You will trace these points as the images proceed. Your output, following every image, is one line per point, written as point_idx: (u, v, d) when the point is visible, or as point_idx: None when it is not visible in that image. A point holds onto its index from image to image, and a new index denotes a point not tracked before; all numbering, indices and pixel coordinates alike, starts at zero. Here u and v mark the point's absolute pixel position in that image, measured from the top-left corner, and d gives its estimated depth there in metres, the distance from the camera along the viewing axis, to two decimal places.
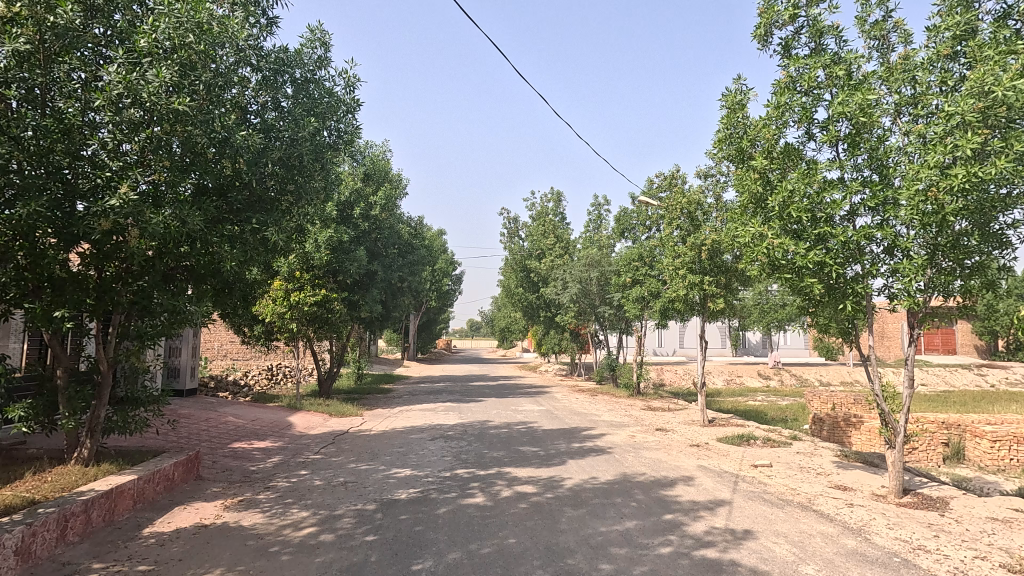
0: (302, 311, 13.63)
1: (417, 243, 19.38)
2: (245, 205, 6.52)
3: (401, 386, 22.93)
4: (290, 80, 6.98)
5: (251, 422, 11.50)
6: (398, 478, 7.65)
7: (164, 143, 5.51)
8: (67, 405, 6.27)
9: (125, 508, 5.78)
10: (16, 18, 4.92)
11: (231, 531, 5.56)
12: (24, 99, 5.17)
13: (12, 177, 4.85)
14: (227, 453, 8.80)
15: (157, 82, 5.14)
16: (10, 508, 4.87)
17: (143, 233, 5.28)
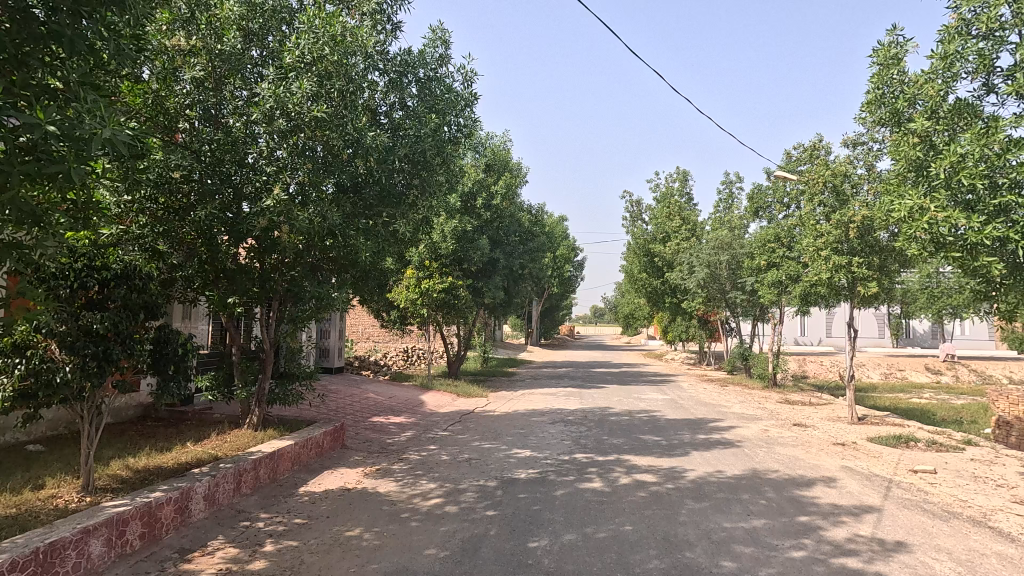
0: (431, 297, 14.54)
1: (538, 231, 19.67)
2: (376, 200, 7.03)
3: (525, 370, 23.59)
4: (413, 80, 7.35)
5: (388, 399, 12.62)
6: (518, 458, 7.92)
7: (308, 147, 6.18)
8: (241, 377, 7.43)
9: (286, 468, 6.67)
10: (194, 50, 5.91)
11: (370, 496, 6.17)
12: (203, 118, 6.11)
13: (195, 185, 5.89)
14: (368, 426, 9.76)
15: (300, 93, 5.76)
16: (200, 462, 5.87)
17: (292, 228, 5.96)
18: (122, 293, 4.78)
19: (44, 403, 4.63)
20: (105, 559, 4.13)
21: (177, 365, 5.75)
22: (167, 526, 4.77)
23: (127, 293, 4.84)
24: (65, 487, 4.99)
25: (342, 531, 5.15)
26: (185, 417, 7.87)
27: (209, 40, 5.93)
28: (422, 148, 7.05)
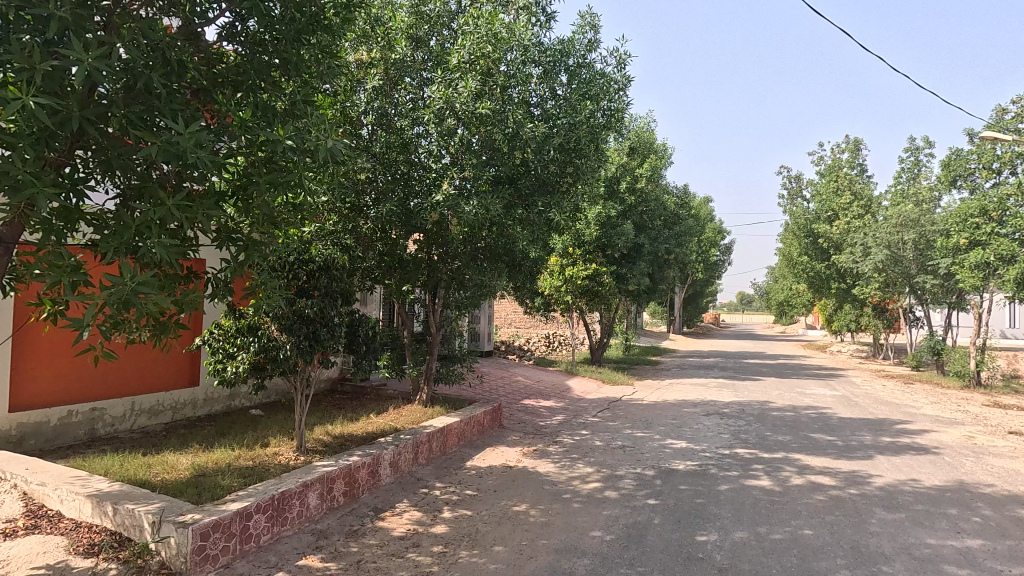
0: (575, 284, 14.62)
1: (684, 214, 18.75)
2: (531, 190, 7.23)
3: (670, 359, 22.79)
4: (564, 69, 7.37)
5: (536, 383, 13.01)
6: (674, 449, 7.71)
7: (471, 143, 6.55)
8: (411, 358, 8.21)
9: (453, 443, 7.22)
10: (373, 62, 6.55)
11: (531, 475, 6.45)
12: (376, 123, 6.68)
13: (375, 185, 6.59)
14: (521, 408, 10.16)
15: (466, 93, 6.13)
16: (384, 432, 6.59)
17: (459, 221, 6.36)
18: (324, 282, 5.48)
19: (269, 374, 5.52)
20: (319, 510, 4.83)
21: (366, 345, 6.49)
22: (363, 487, 5.43)
23: (328, 281, 5.54)
24: (284, 447, 5.93)
25: (509, 506, 5.46)
26: (365, 392, 8.90)
27: (386, 51, 6.55)
28: (575, 135, 7.06)
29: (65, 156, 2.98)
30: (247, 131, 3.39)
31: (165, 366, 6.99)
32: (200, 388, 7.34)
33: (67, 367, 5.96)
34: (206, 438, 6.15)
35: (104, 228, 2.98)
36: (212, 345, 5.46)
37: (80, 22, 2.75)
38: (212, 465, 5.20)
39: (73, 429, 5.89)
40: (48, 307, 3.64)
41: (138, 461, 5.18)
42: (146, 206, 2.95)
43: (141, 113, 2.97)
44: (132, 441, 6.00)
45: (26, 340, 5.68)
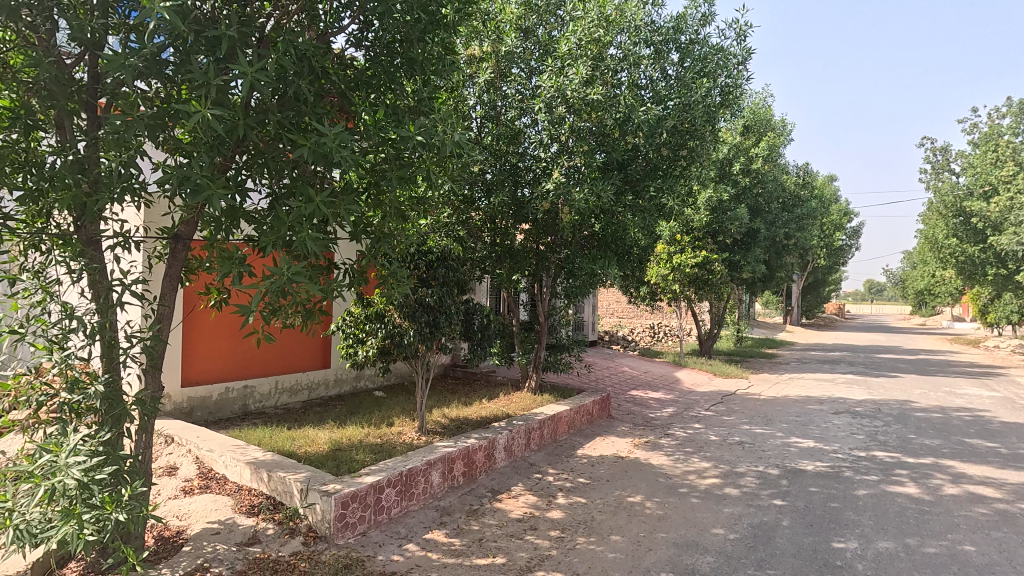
0: (684, 273, 14.02)
1: (805, 195, 17.26)
2: (641, 175, 7.03)
3: (787, 352, 21.22)
4: (676, 47, 6.97)
5: (643, 374, 12.71)
6: (800, 448, 7.18)
7: (581, 130, 6.49)
8: (520, 346, 8.40)
9: (563, 431, 7.26)
10: (484, 56, 6.70)
11: (644, 467, 6.32)
12: (485, 116, 6.83)
13: (486, 177, 6.76)
14: (629, 399, 9.98)
15: (577, 79, 6.09)
16: (497, 417, 6.78)
17: (569, 209, 6.36)
18: (442, 272, 5.73)
19: (394, 358, 5.89)
20: (441, 488, 5.09)
21: (480, 333, 6.71)
22: (479, 469, 5.63)
23: (445, 272, 5.78)
24: (407, 427, 6.31)
25: (624, 496, 5.40)
26: (475, 378, 9.28)
27: (497, 44, 6.64)
28: (690, 116, 6.73)
29: (231, 161, 3.34)
30: (380, 129, 3.62)
31: (302, 349, 7.68)
32: (331, 370, 7.98)
33: (224, 349, 6.75)
34: (338, 416, 6.70)
35: (262, 225, 3.33)
36: (344, 330, 5.92)
37: (243, 40, 3.07)
38: (346, 441, 5.67)
39: (230, 404, 6.68)
40: (215, 295, 4.12)
41: (284, 434, 5.76)
42: (298, 203, 3.24)
43: (293, 119, 3.27)
44: (277, 417, 6.69)
45: (192, 325, 6.49)
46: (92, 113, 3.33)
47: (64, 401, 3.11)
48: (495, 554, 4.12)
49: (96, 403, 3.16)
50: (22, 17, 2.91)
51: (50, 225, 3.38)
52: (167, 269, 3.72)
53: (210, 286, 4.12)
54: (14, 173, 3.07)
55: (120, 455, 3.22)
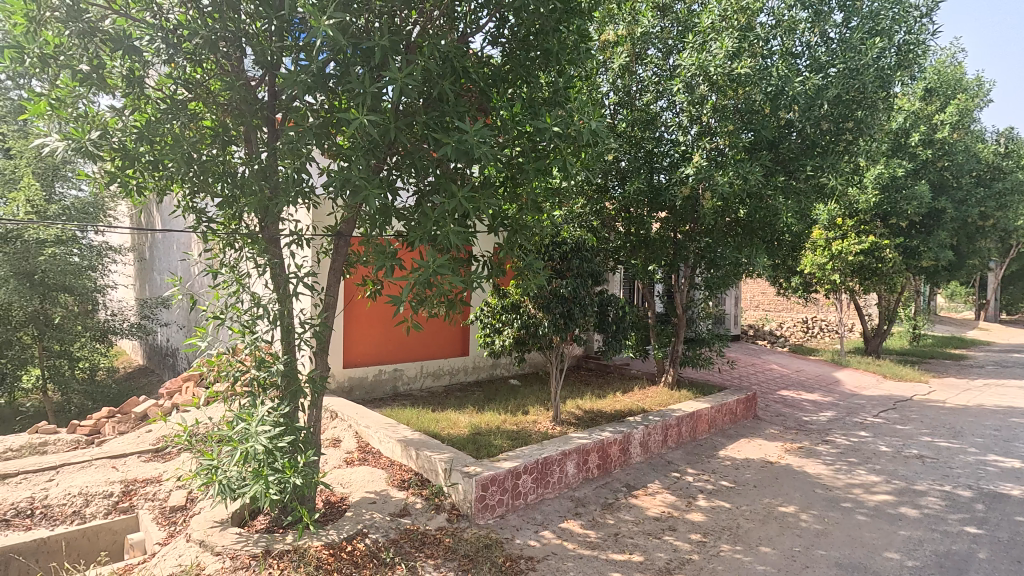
0: (845, 261, 12.48)
1: (1009, 166, 14.40)
2: (796, 153, 6.36)
3: (981, 354, 17.94)
4: (838, 6, 6.20)
5: (795, 373, 11.59)
6: (1001, 469, 6.03)
7: (725, 109, 6.07)
8: (656, 340, 8.10)
9: (704, 430, 6.87)
10: (619, 40, 6.56)
11: (798, 475, 5.76)
12: (619, 102, 6.68)
13: (621, 164, 6.60)
14: (778, 399, 9.16)
15: (721, 53, 5.71)
16: (632, 411, 6.61)
17: (712, 194, 5.97)
18: (576, 264, 5.70)
19: (529, 348, 6.01)
20: (576, 478, 5.10)
21: (616, 325, 6.57)
22: (615, 462, 5.54)
23: (579, 263, 5.74)
24: (541, 416, 6.42)
25: (774, 505, 4.96)
26: (608, 370, 9.17)
27: (632, 27, 6.47)
28: (859, 83, 5.97)
29: (384, 162, 3.63)
30: (517, 123, 3.68)
31: (444, 337, 8.13)
32: (470, 357, 8.37)
33: (378, 336, 7.39)
34: (477, 402, 7.02)
35: (411, 220, 3.57)
36: (483, 320, 6.16)
37: (393, 48, 3.29)
38: (485, 426, 5.92)
39: (382, 385, 7.34)
40: (370, 286, 4.51)
41: (429, 416, 6.17)
42: (442, 199, 3.41)
43: (438, 119, 3.44)
44: (423, 399, 7.20)
45: (352, 312, 7.21)
46: (272, 127, 3.80)
47: (254, 377, 3.62)
48: (632, 552, 4.02)
49: (278, 379, 3.64)
50: (220, 49, 3.40)
51: (242, 226, 3.94)
52: (331, 262, 4.14)
53: (366, 278, 4.51)
54: (215, 183, 3.61)
55: (297, 427, 3.67)
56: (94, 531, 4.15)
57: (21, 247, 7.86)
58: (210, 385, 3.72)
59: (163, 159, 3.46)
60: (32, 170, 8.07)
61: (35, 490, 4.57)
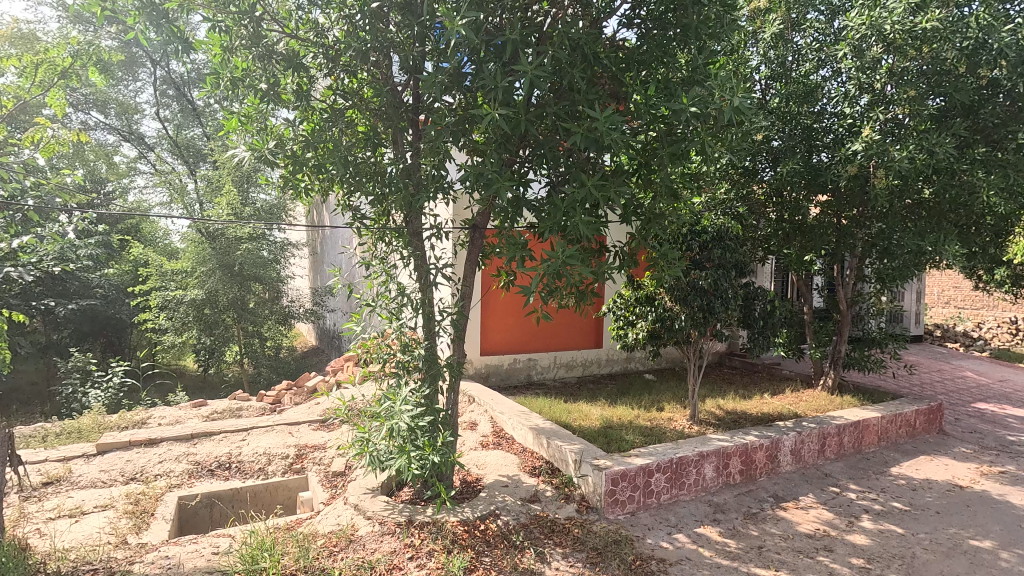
0: None
1: None
2: (1003, 119, 5.28)
3: None
4: None
5: (998, 383, 9.68)
6: None
7: (906, 72, 5.25)
8: (813, 339, 7.16)
9: (872, 442, 6.03)
10: (772, 7, 6.07)
11: (998, 504, 4.81)
12: (771, 77, 6.13)
13: (773, 144, 5.99)
14: (973, 413, 7.73)
15: (901, 8, 4.97)
16: (782, 416, 6.03)
17: (887, 172, 5.22)
18: (718, 254, 5.32)
19: (665, 343, 5.75)
20: (715, 482, 4.79)
21: (765, 321, 6.01)
22: (760, 469, 5.10)
23: (722, 253, 5.34)
24: (678, 414, 6.13)
25: (963, 537, 4.20)
26: (756, 370, 8.46)
27: None
28: None
29: (516, 155, 3.72)
30: (651, 107, 3.50)
31: (577, 328, 8.11)
32: (604, 349, 8.26)
33: (513, 325, 7.62)
34: (610, 395, 6.92)
35: (541, 211, 3.60)
36: (616, 313, 6.02)
37: (524, 40, 3.30)
38: (617, 420, 5.81)
39: (517, 373, 7.58)
40: (504, 277, 4.64)
41: (562, 406, 6.22)
42: (572, 189, 3.38)
43: (569, 108, 3.41)
44: (556, 389, 7.28)
45: (489, 302, 7.51)
46: (415, 128, 4.08)
47: (400, 360, 3.93)
48: (778, 568, 3.67)
49: (420, 363, 3.92)
50: (371, 58, 3.73)
51: (390, 222, 4.28)
52: (467, 254, 4.34)
53: (500, 269, 4.65)
54: (367, 183, 3.89)
55: (436, 408, 3.92)
56: (274, 486, 4.85)
57: (224, 243, 9.42)
58: (364, 366, 4.13)
59: (325, 162, 3.88)
60: (232, 178, 9.61)
61: (232, 446, 5.45)
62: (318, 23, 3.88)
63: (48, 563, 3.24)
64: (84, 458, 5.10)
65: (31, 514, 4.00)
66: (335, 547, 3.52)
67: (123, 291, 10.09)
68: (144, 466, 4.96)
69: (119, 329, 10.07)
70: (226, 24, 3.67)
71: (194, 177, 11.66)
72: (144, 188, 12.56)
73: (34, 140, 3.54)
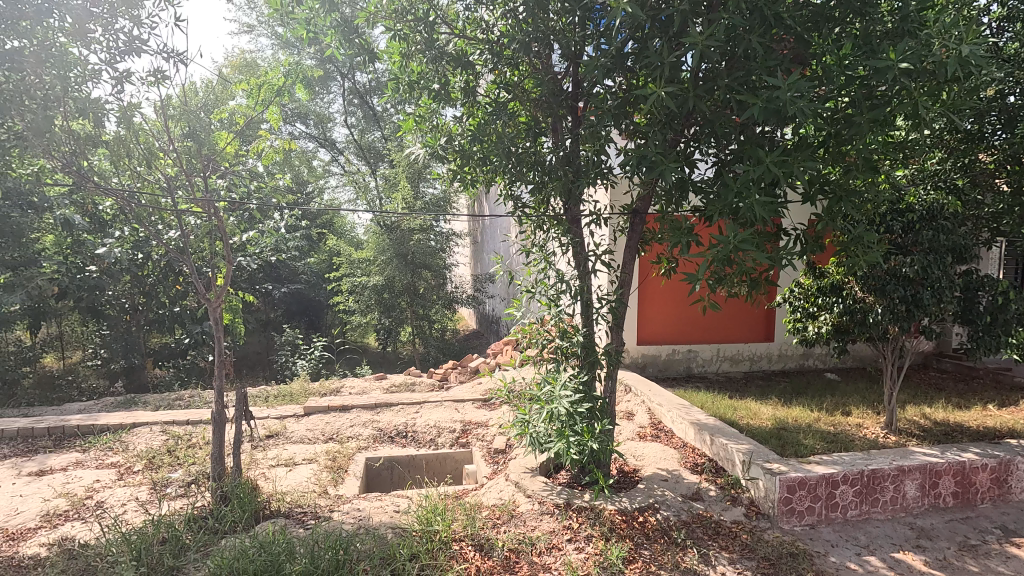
0: None
1: None
2: None
3: None
4: None
5: None
6: None
7: None
8: None
9: None
10: None
11: None
12: (1007, 16, 5.02)
13: (1010, 99, 4.89)
14: None
15: None
16: (1015, 432, 4.95)
17: None
18: (929, 235, 4.49)
19: (855, 338, 5.05)
20: (919, 503, 4.11)
21: (992, 316, 4.97)
22: (982, 494, 4.26)
23: (934, 235, 4.51)
24: (869, 421, 5.37)
25: None
26: (975, 375, 7.07)
27: None
28: None
29: (681, 135, 3.54)
30: (846, 68, 3.07)
31: (745, 319, 7.50)
32: (776, 343, 7.54)
33: (673, 313, 7.29)
34: (783, 394, 6.30)
35: (709, 194, 3.36)
36: (793, 303, 5.46)
37: (693, 10, 3.10)
38: (792, 422, 5.27)
39: (676, 364, 7.28)
40: (665, 264, 4.44)
41: (726, 402, 5.82)
42: (747, 167, 3.10)
43: (744, 79, 3.12)
44: (719, 383, 6.85)
45: (648, 289, 7.26)
46: (575, 115, 4.06)
47: (559, 346, 4.00)
48: None
49: (578, 350, 3.95)
50: (532, 49, 3.77)
51: (549, 209, 4.31)
52: (627, 240, 4.23)
53: (661, 256, 4.47)
54: (528, 171, 3.99)
55: (594, 395, 3.92)
56: (444, 457, 5.28)
57: (400, 234, 10.42)
58: (524, 350, 4.27)
59: (490, 155, 4.04)
60: (406, 175, 10.60)
61: (408, 417, 6.05)
62: (483, 21, 4.04)
63: (271, 502, 3.90)
64: (295, 417, 6.05)
65: (259, 460, 4.86)
66: (498, 520, 3.71)
67: (321, 277, 11.72)
68: (339, 428, 5.73)
69: (318, 309, 11.79)
70: (404, 31, 3.97)
71: (374, 175, 13.08)
72: (336, 187, 14.39)
73: (259, 149, 4.21)
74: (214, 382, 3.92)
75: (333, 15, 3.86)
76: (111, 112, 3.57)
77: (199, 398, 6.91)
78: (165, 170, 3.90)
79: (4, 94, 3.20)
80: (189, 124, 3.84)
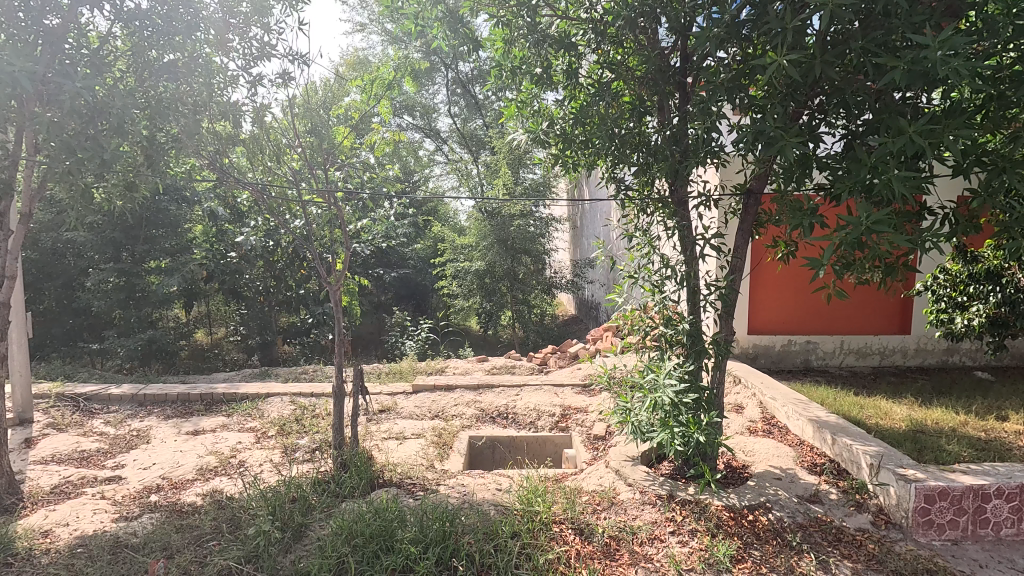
0: None
1: None
2: None
3: None
4: None
5: None
6: None
7: None
8: None
9: None
10: None
11: None
12: None
13: None
14: None
15: None
16: None
17: None
18: None
19: (1012, 331, 4.54)
20: None
21: None
22: None
23: None
24: None
25: None
26: None
27: None
28: None
29: (804, 107, 3.24)
30: (1014, 17, 2.62)
31: (877, 310, 6.77)
32: (912, 336, 6.77)
33: (790, 301, 6.75)
34: (921, 393, 5.64)
35: (837, 170, 3.04)
36: (934, 291, 4.91)
37: None
38: (932, 424, 4.70)
39: (792, 356, 6.77)
40: (782, 249, 4.11)
41: (851, 399, 5.31)
42: (884, 139, 2.77)
43: (881, 39, 2.78)
44: (843, 379, 6.26)
45: (761, 276, 6.78)
46: (682, 91, 3.86)
47: (663, 333, 3.86)
48: None
49: (684, 338, 3.80)
50: (638, 25, 3.62)
51: (653, 191, 4.14)
52: (740, 223, 3.97)
53: (777, 239, 4.14)
54: (632, 153, 3.87)
55: (700, 386, 3.76)
56: (543, 439, 5.36)
57: (501, 220, 10.62)
58: (626, 336, 4.17)
59: (592, 137, 3.97)
60: (507, 161, 10.77)
61: (509, 399, 6.18)
62: None
63: (384, 472, 4.19)
64: (405, 394, 6.42)
65: (374, 432, 5.23)
66: (598, 505, 3.70)
67: (427, 262, 12.24)
68: (444, 407, 5.99)
69: (424, 293, 12.39)
70: (507, 17, 3.97)
71: (477, 163, 13.38)
72: (440, 175, 14.90)
73: (372, 143, 4.37)
74: (334, 359, 4.23)
75: (440, 6, 3.96)
76: (247, 113, 3.96)
77: (321, 373, 7.58)
78: (291, 165, 4.22)
79: (164, 101, 3.70)
80: (312, 121, 4.12)
